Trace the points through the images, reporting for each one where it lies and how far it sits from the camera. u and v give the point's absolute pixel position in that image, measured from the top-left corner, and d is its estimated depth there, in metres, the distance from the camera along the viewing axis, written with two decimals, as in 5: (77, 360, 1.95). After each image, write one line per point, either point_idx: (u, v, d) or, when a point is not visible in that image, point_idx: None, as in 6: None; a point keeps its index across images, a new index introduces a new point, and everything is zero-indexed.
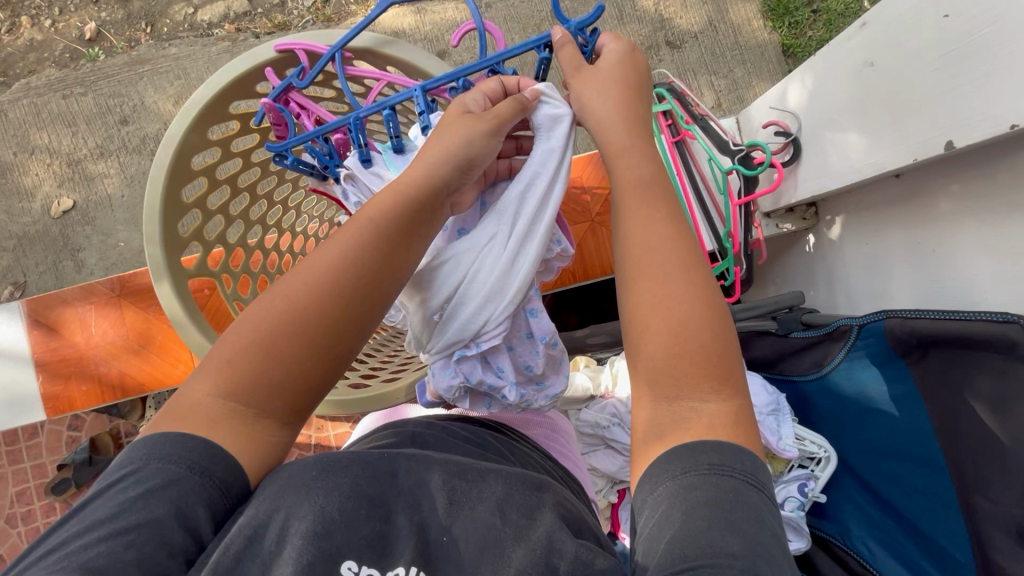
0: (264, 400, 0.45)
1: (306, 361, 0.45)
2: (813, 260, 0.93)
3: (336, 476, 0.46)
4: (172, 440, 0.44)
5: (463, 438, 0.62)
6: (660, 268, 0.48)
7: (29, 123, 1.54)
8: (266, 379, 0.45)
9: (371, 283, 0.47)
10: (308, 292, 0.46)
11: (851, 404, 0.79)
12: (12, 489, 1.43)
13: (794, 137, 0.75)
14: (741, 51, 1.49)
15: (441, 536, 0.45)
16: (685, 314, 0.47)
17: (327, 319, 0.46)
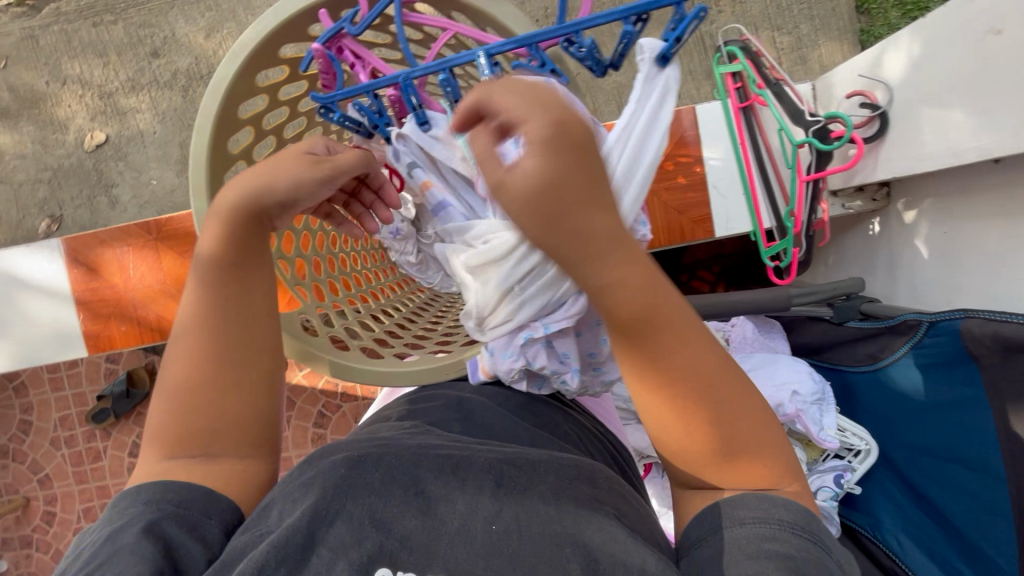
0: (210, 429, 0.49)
1: (241, 398, 0.50)
2: (876, 244, 0.87)
3: (364, 470, 0.45)
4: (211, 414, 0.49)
5: (510, 410, 0.60)
6: (634, 284, 0.38)
7: (60, 51, 1.50)
8: (213, 422, 0.50)
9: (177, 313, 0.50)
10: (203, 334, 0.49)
11: (903, 401, 0.75)
12: (55, 414, 1.50)
13: (882, 110, 0.69)
14: (812, 4, 1.35)
15: (491, 526, 0.44)
16: (703, 363, 0.42)
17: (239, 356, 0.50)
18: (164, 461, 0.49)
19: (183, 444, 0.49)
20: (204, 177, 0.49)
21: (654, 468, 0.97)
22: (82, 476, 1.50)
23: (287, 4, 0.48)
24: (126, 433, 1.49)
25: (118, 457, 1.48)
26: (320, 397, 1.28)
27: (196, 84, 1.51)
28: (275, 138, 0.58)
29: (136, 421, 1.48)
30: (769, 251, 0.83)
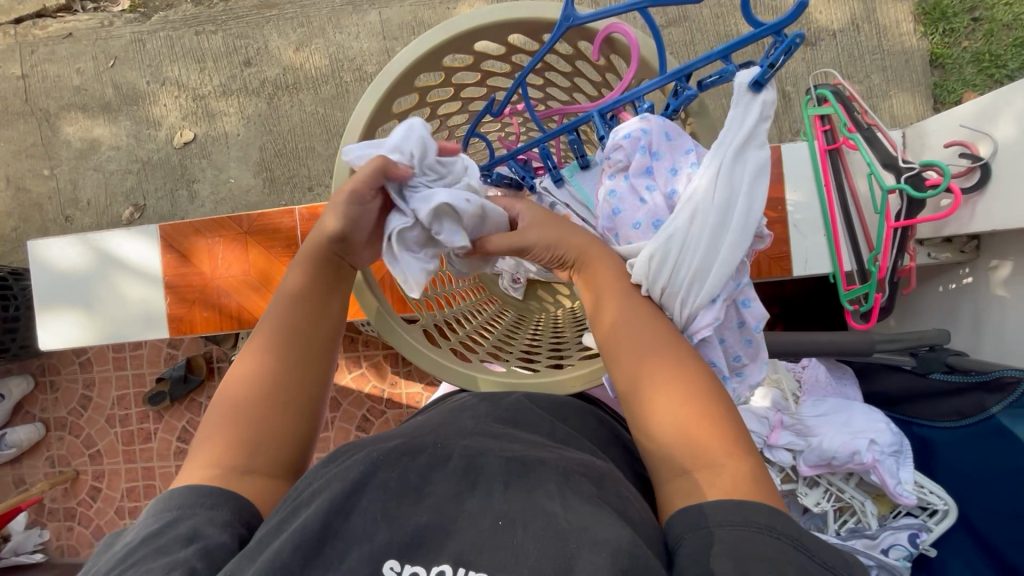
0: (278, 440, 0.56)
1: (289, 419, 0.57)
2: (958, 298, 0.85)
3: (385, 470, 0.45)
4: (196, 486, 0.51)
5: (545, 409, 0.61)
6: (676, 402, 0.49)
7: (163, 55, 1.61)
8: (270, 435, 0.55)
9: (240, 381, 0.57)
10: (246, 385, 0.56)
11: (997, 463, 0.73)
12: (114, 392, 1.47)
13: (985, 161, 0.69)
14: (884, 56, 1.31)
15: (498, 518, 0.42)
16: (718, 450, 0.47)
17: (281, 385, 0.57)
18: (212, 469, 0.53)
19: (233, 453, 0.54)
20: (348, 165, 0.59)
21: None
22: (130, 456, 1.45)
23: (423, 40, 0.58)
24: (177, 418, 1.44)
25: (167, 441, 1.44)
26: (365, 401, 1.31)
27: (281, 93, 1.57)
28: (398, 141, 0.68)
29: (188, 408, 1.44)
30: (848, 294, 0.82)
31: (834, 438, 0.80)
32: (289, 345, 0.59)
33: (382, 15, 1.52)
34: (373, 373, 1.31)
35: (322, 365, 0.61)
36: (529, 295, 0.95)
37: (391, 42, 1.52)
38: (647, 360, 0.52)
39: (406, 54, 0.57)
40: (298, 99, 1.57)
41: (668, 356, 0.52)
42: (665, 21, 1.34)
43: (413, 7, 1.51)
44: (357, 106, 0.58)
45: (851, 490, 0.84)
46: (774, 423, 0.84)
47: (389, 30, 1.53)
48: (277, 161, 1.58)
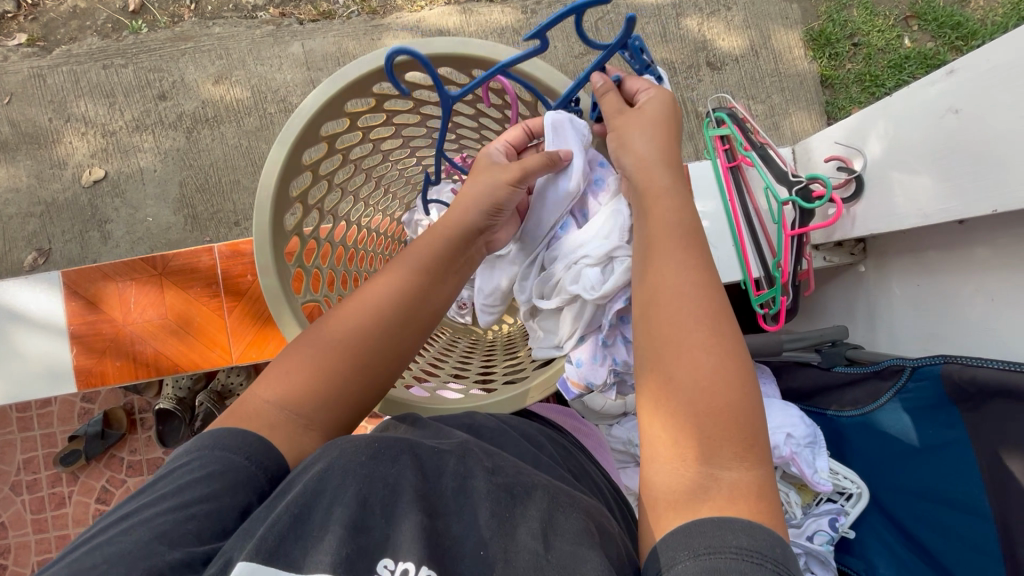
0: (345, 391, 0.55)
1: (361, 379, 0.56)
2: (853, 295, 0.93)
3: (352, 491, 0.43)
4: (230, 435, 0.51)
5: (526, 438, 0.61)
6: (675, 316, 0.50)
7: (67, 90, 1.52)
8: (342, 393, 0.55)
9: (346, 342, 0.55)
10: (347, 339, 0.55)
11: (891, 445, 0.79)
12: (19, 456, 1.33)
13: (858, 173, 0.77)
14: (781, 78, 1.44)
15: (461, 552, 0.43)
16: (707, 371, 0.48)
17: (376, 347, 0.56)
18: (277, 413, 0.53)
19: (303, 402, 0.53)
20: (268, 212, 0.58)
21: None
22: (41, 525, 1.32)
23: (327, 85, 0.58)
24: (95, 477, 1.33)
25: (85, 503, 1.32)
26: None
27: (201, 126, 1.51)
28: (325, 182, 0.67)
29: (107, 464, 1.32)
30: (757, 299, 0.88)
31: None
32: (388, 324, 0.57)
33: (306, 46, 1.51)
34: None
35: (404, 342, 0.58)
36: (478, 321, 0.94)
37: (315, 72, 1.50)
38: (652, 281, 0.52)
39: (310, 105, 0.58)
40: (219, 132, 1.51)
41: (677, 270, 0.52)
42: (583, 49, 1.41)
43: (337, 38, 1.50)
44: (273, 148, 0.58)
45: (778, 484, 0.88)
46: None
47: (313, 60, 1.52)
48: (199, 197, 1.51)
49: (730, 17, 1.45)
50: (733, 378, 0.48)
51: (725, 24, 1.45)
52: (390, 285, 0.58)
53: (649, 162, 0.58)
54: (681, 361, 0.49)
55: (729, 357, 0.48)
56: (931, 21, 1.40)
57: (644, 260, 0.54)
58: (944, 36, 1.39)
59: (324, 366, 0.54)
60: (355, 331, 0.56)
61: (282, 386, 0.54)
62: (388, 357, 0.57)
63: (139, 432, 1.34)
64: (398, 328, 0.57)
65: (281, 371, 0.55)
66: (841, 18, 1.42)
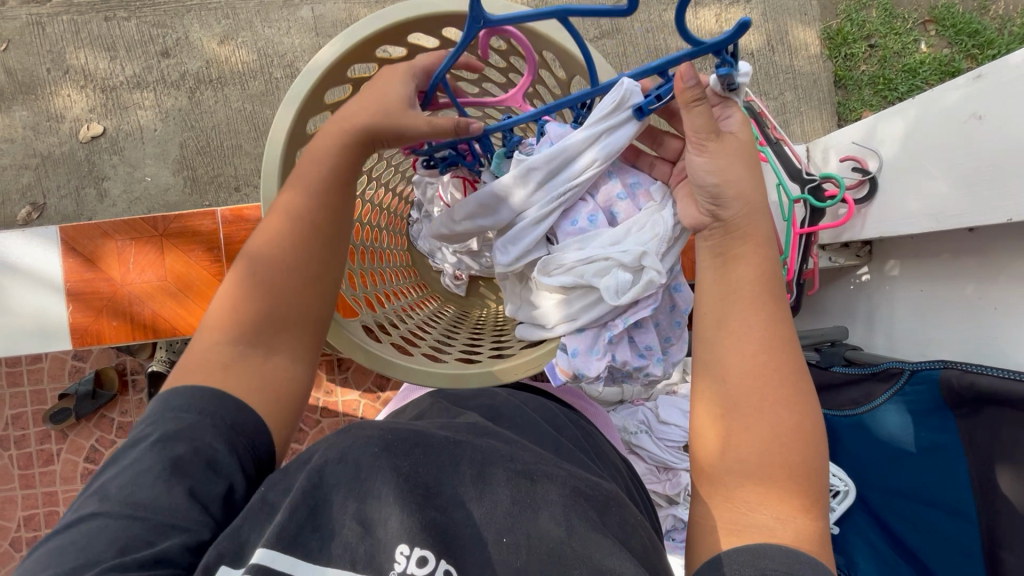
0: (279, 312, 0.53)
1: (290, 298, 0.54)
2: (855, 296, 0.93)
3: (386, 464, 0.44)
4: (180, 395, 0.49)
5: (541, 418, 0.61)
6: (761, 365, 0.48)
7: (66, 41, 1.47)
8: (274, 315, 0.53)
9: (266, 272, 0.53)
10: (262, 273, 0.53)
11: (883, 447, 0.80)
12: (8, 411, 1.32)
13: (873, 175, 0.77)
14: (795, 76, 1.43)
15: (495, 536, 0.43)
16: (782, 423, 0.47)
17: (293, 266, 0.54)
18: (223, 353, 0.51)
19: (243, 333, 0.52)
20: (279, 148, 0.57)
21: None
22: (28, 480, 1.31)
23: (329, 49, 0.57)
24: (84, 436, 1.32)
25: (74, 461, 1.31)
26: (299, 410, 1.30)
27: (204, 87, 1.48)
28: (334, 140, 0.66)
29: (97, 424, 1.32)
30: None
31: None
32: (294, 240, 0.54)
33: (315, 11, 1.47)
34: None
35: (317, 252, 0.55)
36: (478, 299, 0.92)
37: (324, 38, 1.47)
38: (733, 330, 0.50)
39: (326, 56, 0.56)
40: (223, 95, 1.48)
41: (766, 322, 0.50)
42: (599, 32, 1.39)
43: (347, 5, 1.46)
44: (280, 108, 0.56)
45: None
46: None
47: (322, 26, 1.48)
48: (200, 160, 1.48)
49: (748, 10, 1.43)
50: (811, 433, 0.47)
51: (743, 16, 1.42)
52: (285, 207, 0.54)
53: (754, 206, 0.51)
54: (762, 411, 0.47)
55: (812, 414, 0.48)
56: (948, 27, 1.39)
57: (730, 299, 0.51)
58: (960, 43, 1.38)
59: (244, 303, 0.53)
60: (268, 259, 0.53)
61: (214, 328, 0.53)
62: (308, 271, 0.54)
63: (131, 394, 1.33)
64: (306, 241, 0.54)
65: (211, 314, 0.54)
66: (859, 18, 1.40)
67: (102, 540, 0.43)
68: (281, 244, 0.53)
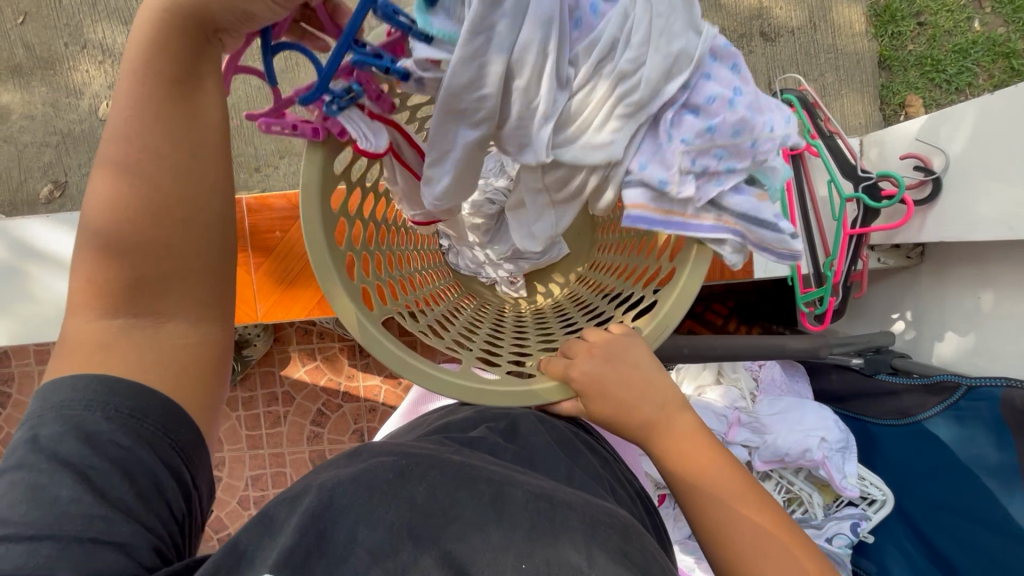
0: (160, 264, 0.44)
1: (171, 244, 0.45)
2: (902, 299, 0.89)
3: (412, 484, 0.42)
4: (60, 388, 0.43)
5: (555, 442, 0.59)
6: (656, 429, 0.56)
7: (83, 14, 1.43)
8: (148, 274, 0.44)
9: (127, 228, 0.43)
10: (117, 219, 0.43)
11: (929, 459, 0.77)
12: (37, 388, 1.34)
13: (937, 175, 0.72)
14: (837, 56, 1.34)
15: (520, 563, 0.39)
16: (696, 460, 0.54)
17: (154, 204, 0.43)
18: (108, 332, 0.44)
19: (124, 305, 0.44)
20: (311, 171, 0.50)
21: (666, 499, 0.94)
22: None
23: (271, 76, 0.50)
24: None
25: None
26: (321, 395, 1.30)
27: None
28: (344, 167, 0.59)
29: None
30: (805, 296, 0.84)
31: (788, 436, 0.83)
32: (149, 169, 0.43)
33: None
34: (328, 366, 1.30)
35: (178, 178, 0.44)
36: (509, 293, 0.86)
37: None
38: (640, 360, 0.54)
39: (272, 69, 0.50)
40: None
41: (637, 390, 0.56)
42: None
43: None
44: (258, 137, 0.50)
45: (800, 482, 0.87)
46: (732, 420, 0.87)
47: None
48: None
49: None
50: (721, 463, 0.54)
51: None
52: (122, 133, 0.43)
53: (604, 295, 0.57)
54: (675, 466, 0.55)
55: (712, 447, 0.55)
56: (1006, 4, 1.29)
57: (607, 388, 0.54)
58: (1018, 21, 1.29)
59: (108, 263, 0.44)
60: (124, 208, 0.43)
61: (83, 300, 0.44)
62: (180, 209, 0.44)
63: None
64: (164, 169, 0.44)
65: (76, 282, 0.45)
66: None
67: (9, 562, 0.37)
68: (136, 183, 0.43)
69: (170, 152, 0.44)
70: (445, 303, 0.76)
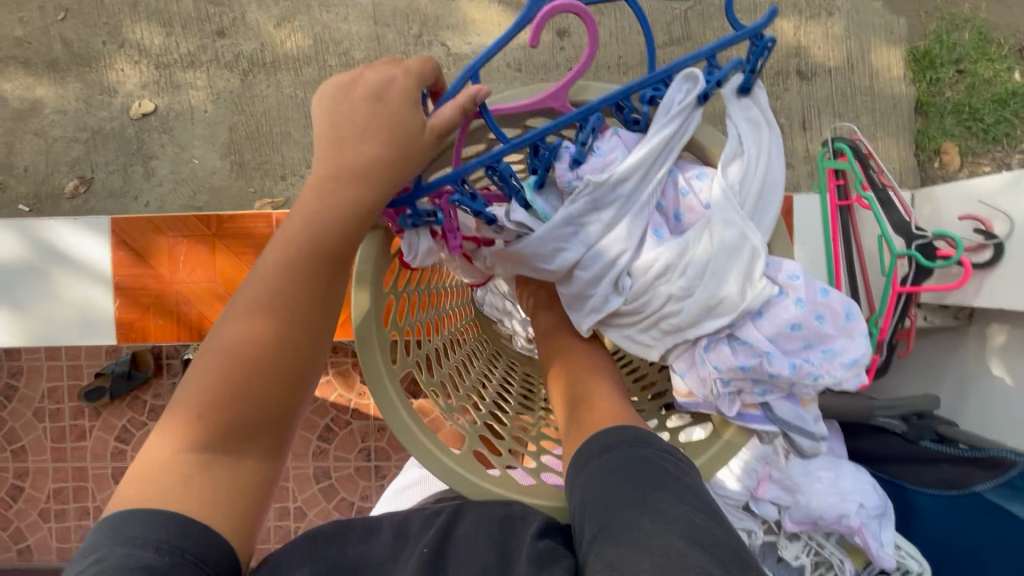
0: (260, 408, 0.45)
1: (276, 392, 0.46)
2: (947, 359, 0.85)
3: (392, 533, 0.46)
4: (131, 520, 0.41)
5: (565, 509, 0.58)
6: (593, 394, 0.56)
7: (123, 14, 1.44)
8: (247, 417, 0.45)
9: (242, 370, 0.45)
10: (235, 362, 0.45)
11: (974, 532, 0.75)
12: (45, 384, 1.32)
13: (1000, 240, 0.69)
14: (874, 99, 1.32)
15: None
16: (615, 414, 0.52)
17: (275, 357, 0.45)
18: (191, 461, 0.44)
19: (214, 440, 0.44)
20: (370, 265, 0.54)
21: None
22: (60, 455, 1.32)
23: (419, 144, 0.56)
24: (118, 416, 1.31)
25: (105, 441, 1.31)
26: (330, 410, 1.27)
27: (257, 70, 1.43)
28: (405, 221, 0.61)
29: (131, 406, 1.30)
30: None
31: (823, 499, 0.79)
32: (276, 325, 0.45)
33: None
34: (340, 382, 1.27)
35: (297, 340, 0.46)
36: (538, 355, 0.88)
37: (382, 28, 1.40)
38: (588, 382, 0.57)
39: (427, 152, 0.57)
40: (275, 79, 1.43)
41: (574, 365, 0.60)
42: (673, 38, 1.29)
43: None
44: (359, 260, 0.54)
45: (831, 546, 0.83)
46: (763, 476, 0.83)
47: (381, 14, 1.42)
48: (248, 144, 1.44)
49: (832, 25, 1.32)
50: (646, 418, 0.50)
51: (827, 31, 1.32)
52: (264, 280, 0.46)
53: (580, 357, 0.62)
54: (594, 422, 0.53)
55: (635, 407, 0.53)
56: None
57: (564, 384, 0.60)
58: None
59: (208, 401, 0.44)
60: (243, 347, 0.45)
61: (174, 426, 0.44)
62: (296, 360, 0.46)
63: (165, 378, 1.30)
64: (293, 323, 0.46)
65: (171, 404, 0.46)
66: (950, 40, 1.28)
67: None
68: (261, 330, 0.45)
69: (298, 315, 0.46)
70: (461, 350, 0.77)
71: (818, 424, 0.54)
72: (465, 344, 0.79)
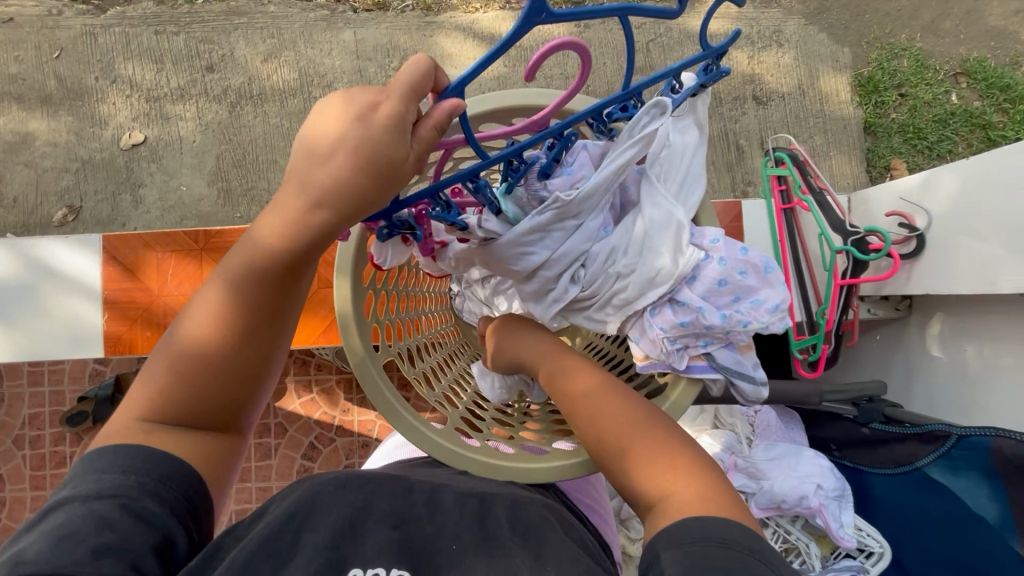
0: (211, 399, 0.49)
1: (228, 386, 0.49)
2: (893, 349, 0.92)
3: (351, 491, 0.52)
4: (105, 453, 0.47)
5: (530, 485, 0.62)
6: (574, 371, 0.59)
7: (116, 52, 1.52)
8: (201, 403, 0.49)
9: (202, 354, 0.48)
10: (196, 345, 0.48)
11: (925, 508, 0.78)
12: (26, 410, 1.32)
13: (921, 232, 0.77)
14: (824, 119, 1.42)
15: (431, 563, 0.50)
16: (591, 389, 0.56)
17: (231, 356, 0.48)
18: (148, 426, 0.48)
19: (174, 412, 0.49)
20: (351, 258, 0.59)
21: None
22: (38, 481, 1.31)
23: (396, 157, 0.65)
24: None
25: None
26: (314, 427, 1.29)
27: (245, 102, 1.51)
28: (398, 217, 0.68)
29: None
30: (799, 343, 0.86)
31: (784, 482, 0.83)
32: (239, 327, 0.48)
33: (358, 35, 1.50)
34: (324, 399, 1.29)
35: (254, 344, 0.49)
36: None
37: (364, 62, 1.49)
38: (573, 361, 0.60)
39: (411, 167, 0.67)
40: (262, 110, 1.51)
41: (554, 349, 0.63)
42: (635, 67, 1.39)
43: (389, 30, 1.50)
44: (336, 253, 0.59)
45: (797, 531, 0.86)
46: (729, 465, 0.88)
47: (364, 50, 1.51)
48: (235, 171, 1.50)
49: (781, 54, 1.44)
50: (624, 401, 0.54)
51: (776, 60, 1.44)
52: (228, 279, 0.47)
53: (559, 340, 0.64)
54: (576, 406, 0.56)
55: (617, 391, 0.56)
56: (980, 80, 1.39)
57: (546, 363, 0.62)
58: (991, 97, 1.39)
59: (172, 377, 0.49)
60: (203, 336, 0.48)
61: (146, 387, 0.49)
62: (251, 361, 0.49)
63: None
64: (250, 325, 0.48)
65: (145, 365, 0.50)
66: (890, 67, 1.41)
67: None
68: (223, 330, 0.48)
69: (254, 322, 0.48)
70: (440, 352, 0.81)
71: (757, 369, 0.60)
72: (444, 348, 0.84)
